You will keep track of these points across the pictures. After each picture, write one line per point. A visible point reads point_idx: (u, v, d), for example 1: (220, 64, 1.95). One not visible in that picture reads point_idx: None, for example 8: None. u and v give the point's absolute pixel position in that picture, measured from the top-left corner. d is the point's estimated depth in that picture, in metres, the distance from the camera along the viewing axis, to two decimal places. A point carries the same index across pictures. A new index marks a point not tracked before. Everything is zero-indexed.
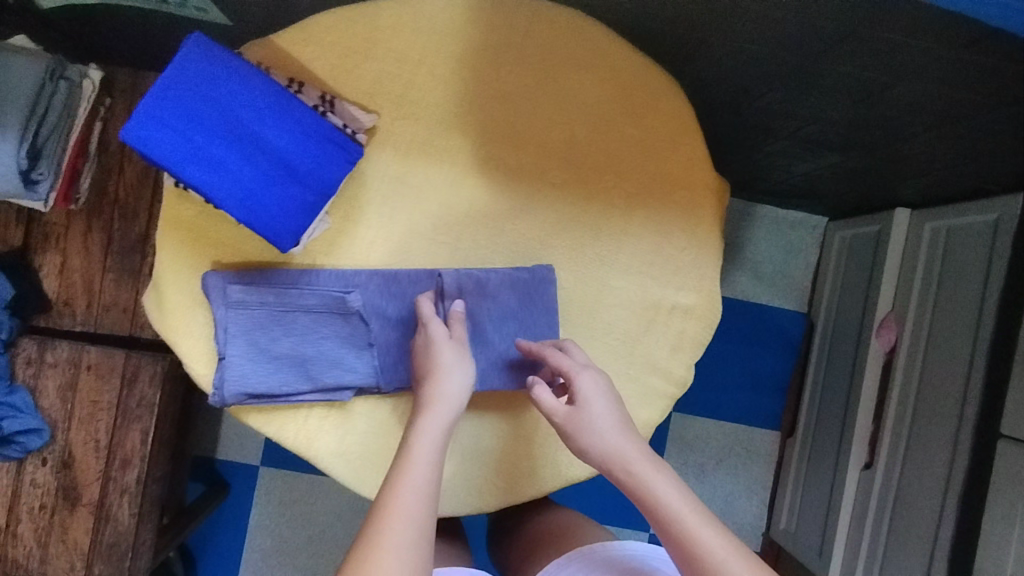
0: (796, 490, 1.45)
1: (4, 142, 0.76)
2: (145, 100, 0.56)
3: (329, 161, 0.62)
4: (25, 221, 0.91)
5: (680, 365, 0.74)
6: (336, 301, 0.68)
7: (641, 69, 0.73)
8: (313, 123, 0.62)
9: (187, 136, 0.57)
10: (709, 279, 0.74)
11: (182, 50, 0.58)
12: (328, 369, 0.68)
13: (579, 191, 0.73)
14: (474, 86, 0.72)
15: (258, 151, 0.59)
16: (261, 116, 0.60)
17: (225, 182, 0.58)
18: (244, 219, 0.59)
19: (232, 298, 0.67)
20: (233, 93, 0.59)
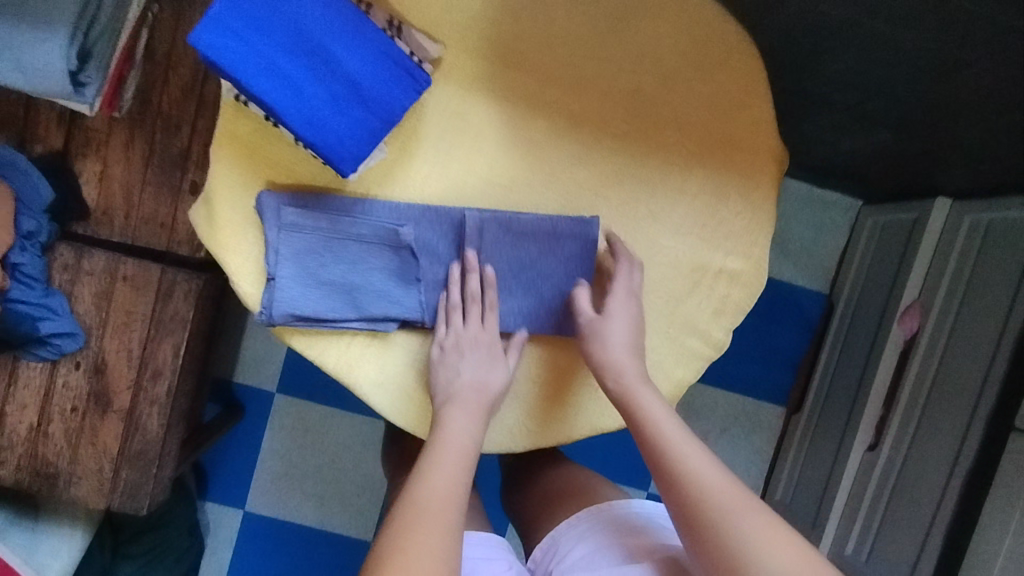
0: (795, 464, 1.49)
1: (53, 39, 0.74)
2: (218, 9, 0.55)
3: (398, 88, 0.60)
4: (67, 124, 0.89)
5: (720, 329, 0.74)
6: (387, 234, 0.68)
7: (719, 22, 0.70)
8: (385, 46, 0.60)
9: (257, 50, 0.56)
10: (759, 246, 0.73)
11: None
12: (375, 300, 0.68)
13: (640, 146, 0.71)
14: (545, 24, 0.69)
15: (328, 71, 0.58)
16: (332, 35, 0.58)
17: (291, 99, 0.57)
18: (307, 138, 0.57)
19: (285, 222, 0.67)
20: (306, 9, 0.58)
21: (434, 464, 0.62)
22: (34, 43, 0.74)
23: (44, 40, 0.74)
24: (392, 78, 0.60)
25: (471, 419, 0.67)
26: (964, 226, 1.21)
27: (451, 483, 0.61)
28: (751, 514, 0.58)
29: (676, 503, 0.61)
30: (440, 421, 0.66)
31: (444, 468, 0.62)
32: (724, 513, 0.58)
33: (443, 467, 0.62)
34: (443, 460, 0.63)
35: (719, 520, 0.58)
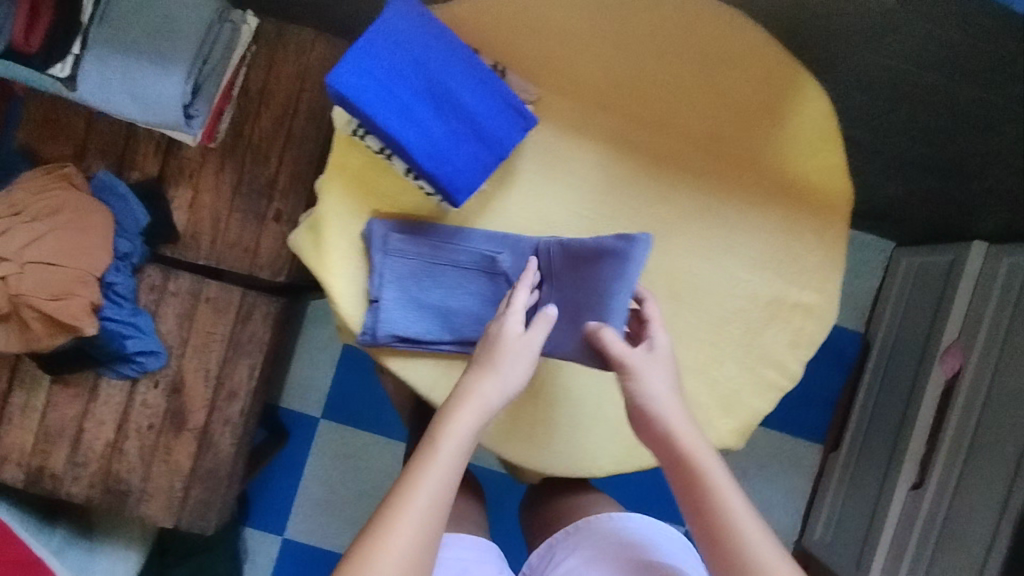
0: (835, 502, 1.49)
1: (173, 76, 0.80)
2: (356, 53, 0.60)
3: (511, 127, 0.65)
4: (163, 153, 0.94)
5: (794, 360, 0.77)
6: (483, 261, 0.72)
7: (796, 72, 0.75)
8: (501, 89, 0.65)
9: (388, 91, 0.61)
10: (832, 281, 0.77)
11: (390, 9, 0.63)
12: (469, 325, 0.72)
13: (721, 185, 0.76)
14: (635, 72, 0.74)
15: (449, 111, 0.63)
16: (454, 77, 0.64)
17: (417, 137, 0.62)
18: (430, 172, 0.63)
19: (392, 248, 0.71)
20: (432, 53, 0.63)
21: (424, 467, 0.58)
22: (154, 80, 0.80)
23: (165, 79, 0.80)
24: (506, 117, 0.65)
25: (477, 422, 0.61)
26: (1002, 269, 1.23)
27: (439, 489, 0.58)
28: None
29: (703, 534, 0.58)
30: (447, 414, 0.61)
31: (438, 475, 0.58)
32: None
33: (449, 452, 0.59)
34: (437, 463, 0.58)
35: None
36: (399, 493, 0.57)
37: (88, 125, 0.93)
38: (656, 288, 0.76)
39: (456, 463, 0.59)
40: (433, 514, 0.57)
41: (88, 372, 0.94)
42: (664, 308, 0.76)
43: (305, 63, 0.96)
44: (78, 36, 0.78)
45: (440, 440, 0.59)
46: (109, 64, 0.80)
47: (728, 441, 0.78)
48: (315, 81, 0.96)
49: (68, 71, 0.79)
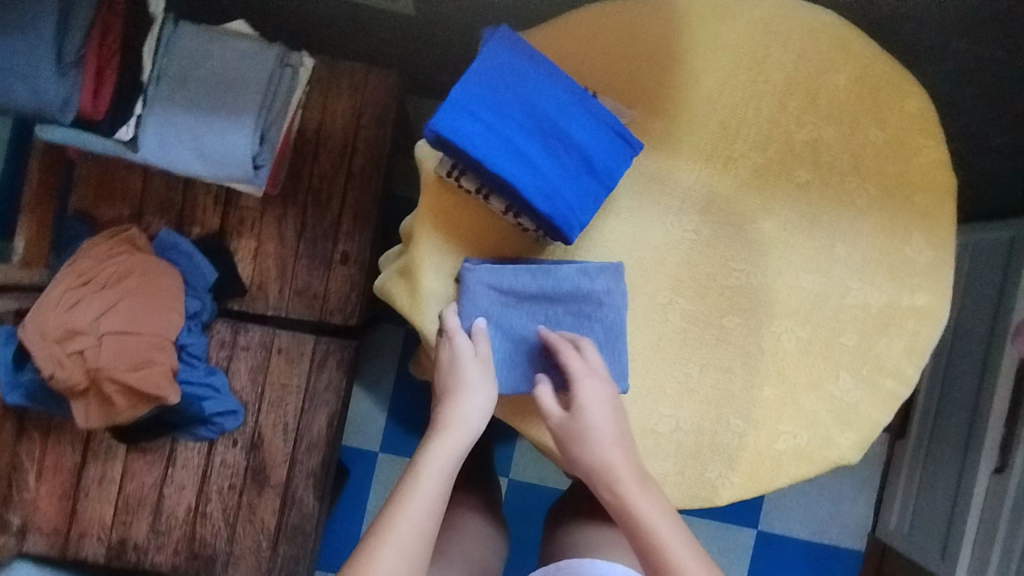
0: (909, 492, 1.47)
1: (243, 129, 0.78)
2: (460, 94, 0.57)
3: (620, 157, 0.62)
4: (223, 204, 0.91)
5: (913, 365, 0.74)
6: (576, 298, 0.68)
7: (889, 68, 0.73)
8: (607, 117, 0.62)
9: (496, 130, 0.59)
10: (945, 281, 0.74)
11: (489, 46, 0.60)
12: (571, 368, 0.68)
13: (823, 192, 0.73)
14: (724, 83, 0.71)
15: (559, 146, 0.60)
16: (560, 110, 0.61)
17: (529, 175, 0.59)
18: (545, 210, 0.60)
19: (483, 289, 0.67)
20: (535, 87, 0.60)
21: (407, 500, 0.55)
22: (221, 134, 0.78)
23: (233, 132, 0.78)
24: (615, 146, 0.62)
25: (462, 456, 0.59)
26: None
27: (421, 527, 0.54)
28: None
29: None
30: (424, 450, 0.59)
31: (419, 506, 0.55)
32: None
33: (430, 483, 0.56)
34: (418, 493, 0.55)
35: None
36: (380, 525, 0.53)
37: (144, 182, 0.90)
38: (765, 305, 0.73)
39: (439, 496, 0.56)
40: (421, 546, 0.53)
41: (165, 437, 0.91)
42: (775, 325, 0.73)
43: (360, 99, 0.93)
44: (139, 95, 0.76)
45: (418, 473, 0.57)
46: (175, 123, 0.77)
47: (852, 457, 0.74)
48: (372, 116, 0.93)
49: (132, 133, 0.76)
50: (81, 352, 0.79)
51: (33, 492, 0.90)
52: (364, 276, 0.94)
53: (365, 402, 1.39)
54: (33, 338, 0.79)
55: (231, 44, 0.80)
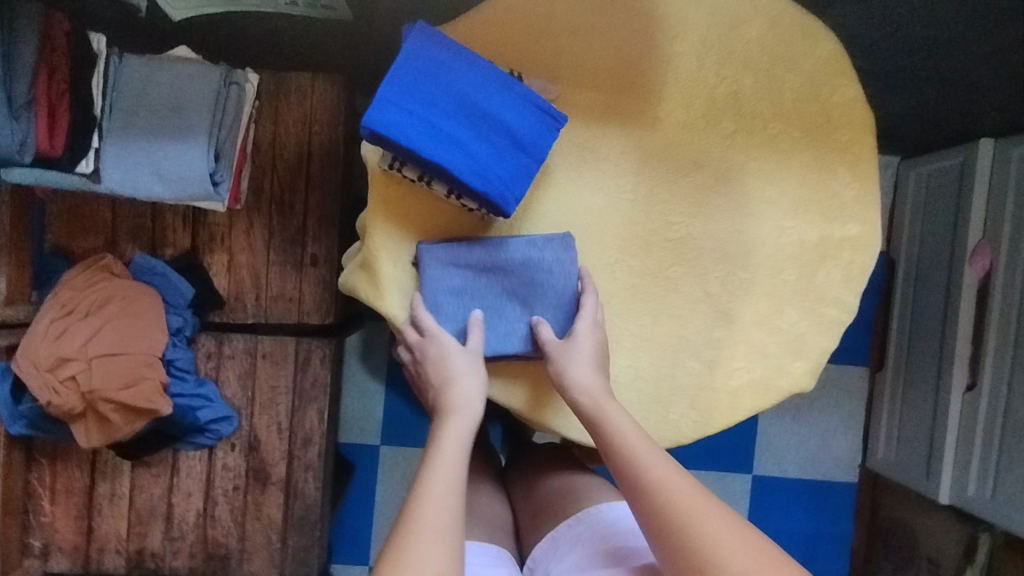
0: (893, 421, 1.52)
1: (197, 151, 0.82)
2: (386, 90, 0.62)
3: (546, 131, 0.66)
4: (192, 223, 0.96)
5: (851, 293, 0.78)
6: (528, 267, 0.73)
7: (799, 15, 0.77)
8: (530, 95, 0.66)
9: (423, 119, 0.63)
10: (872, 211, 0.78)
11: (410, 43, 0.64)
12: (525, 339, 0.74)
13: (748, 139, 0.77)
14: (642, 49, 0.75)
15: (487, 127, 0.65)
16: (484, 94, 0.65)
17: (461, 157, 0.64)
18: (479, 188, 0.64)
19: (439, 271, 0.72)
20: (459, 75, 0.65)
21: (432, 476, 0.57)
22: (177, 157, 0.82)
23: (187, 153, 0.82)
24: (541, 121, 0.66)
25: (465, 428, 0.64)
26: (1013, 161, 1.23)
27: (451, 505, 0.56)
28: (712, 514, 0.55)
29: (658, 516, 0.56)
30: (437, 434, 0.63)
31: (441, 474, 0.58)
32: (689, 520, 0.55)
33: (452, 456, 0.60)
34: (438, 468, 0.58)
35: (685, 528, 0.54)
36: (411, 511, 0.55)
37: (114, 211, 0.94)
38: (708, 251, 0.77)
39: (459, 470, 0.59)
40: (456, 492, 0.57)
41: (166, 449, 0.96)
42: (718, 270, 0.77)
43: (309, 108, 0.98)
44: (95, 129, 0.79)
45: (434, 453, 0.60)
46: (132, 153, 0.81)
47: (806, 383, 0.79)
48: (322, 122, 0.98)
49: (92, 165, 0.80)
50: (74, 378, 0.83)
51: (50, 514, 0.95)
52: (335, 274, 0.98)
53: (358, 399, 1.43)
54: (27, 368, 0.83)
55: (175, 69, 0.83)
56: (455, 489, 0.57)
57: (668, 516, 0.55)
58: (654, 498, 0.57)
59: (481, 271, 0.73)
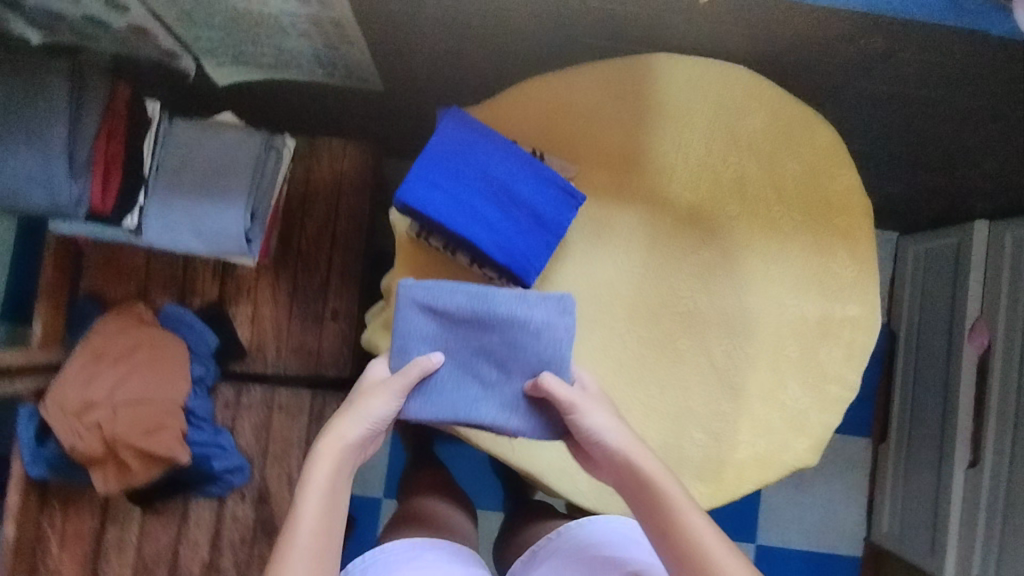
0: (896, 494, 1.52)
1: (235, 211, 0.87)
2: (420, 168, 0.67)
3: (563, 210, 0.71)
4: (220, 275, 1.00)
5: (852, 370, 0.82)
6: (511, 322, 0.68)
7: (801, 109, 0.82)
8: (554, 176, 0.71)
9: (453, 195, 0.68)
10: (871, 292, 0.83)
11: (443, 124, 0.70)
12: (500, 404, 0.68)
13: (754, 221, 0.81)
14: (654, 135, 0.81)
15: (507, 204, 0.70)
16: (508, 172, 0.70)
17: (487, 231, 0.69)
18: (502, 260, 0.69)
19: (415, 314, 0.69)
20: (487, 155, 0.70)
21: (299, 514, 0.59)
22: (214, 216, 0.87)
23: (224, 212, 0.87)
24: (560, 201, 0.71)
25: (345, 465, 0.62)
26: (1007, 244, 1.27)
27: (314, 563, 0.57)
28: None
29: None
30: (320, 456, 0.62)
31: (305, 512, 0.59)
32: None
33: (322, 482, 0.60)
34: (304, 508, 0.59)
35: None
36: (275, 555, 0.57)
37: (148, 260, 0.98)
38: (715, 325, 0.81)
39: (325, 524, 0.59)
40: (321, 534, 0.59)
41: (178, 496, 0.97)
42: (724, 343, 0.81)
43: (339, 170, 1.04)
44: (142, 187, 0.85)
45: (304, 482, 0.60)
46: (174, 210, 0.87)
47: (809, 458, 0.82)
48: (351, 184, 1.03)
49: (136, 221, 0.85)
50: (98, 425, 0.86)
51: (56, 560, 0.95)
52: (353, 330, 1.02)
53: None
54: (55, 414, 0.86)
55: (220, 135, 0.90)
56: (322, 538, 0.58)
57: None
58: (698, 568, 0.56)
59: (461, 319, 0.69)
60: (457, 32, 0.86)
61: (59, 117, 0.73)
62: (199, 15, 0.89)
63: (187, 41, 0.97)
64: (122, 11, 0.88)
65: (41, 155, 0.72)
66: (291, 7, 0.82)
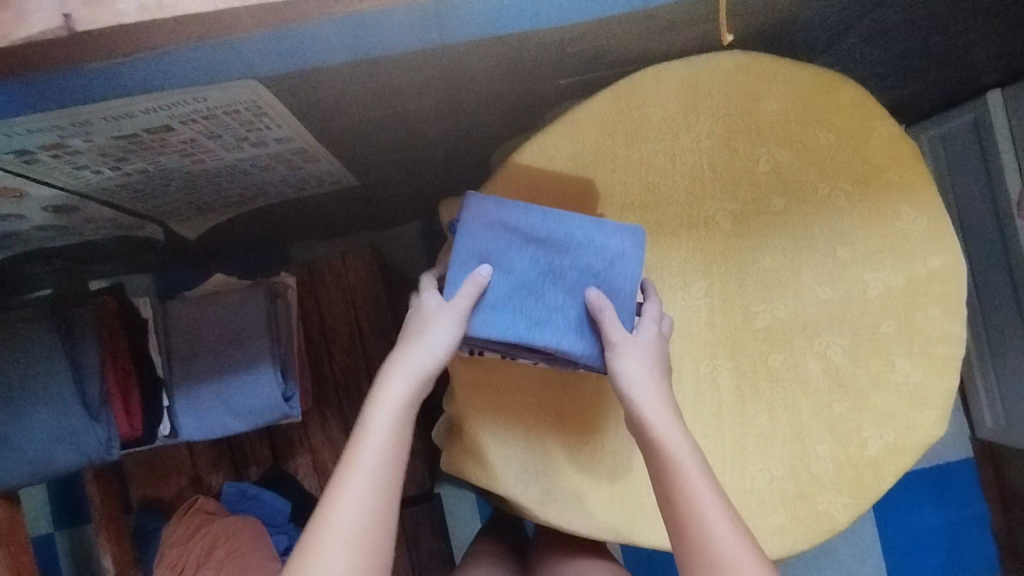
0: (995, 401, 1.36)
1: (263, 377, 0.81)
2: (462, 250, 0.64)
3: (622, 247, 0.65)
4: (268, 438, 0.96)
5: (956, 324, 0.75)
6: (593, 262, 0.65)
7: (813, 73, 0.75)
8: (595, 219, 0.66)
9: (500, 277, 0.64)
10: (948, 236, 0.75)
11: (470, 213, 0.64)
12: (558, 332, 0.63)
13: (803, 208, 0.75)
14: (671, 160, 0.74)
15: (565, 264, 0.65)
16: (553, 231, 0.65)
17: (540, 311, 0.64)
18: (559, 336, 0.63)
19: (482, 239, 0.64)
20: (526, 220, 0.64)
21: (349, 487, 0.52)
22: (245, 390, 0.81)
23: (255, 383, 0.81)
24: (614, 238, 0.65)
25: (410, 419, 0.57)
26: None
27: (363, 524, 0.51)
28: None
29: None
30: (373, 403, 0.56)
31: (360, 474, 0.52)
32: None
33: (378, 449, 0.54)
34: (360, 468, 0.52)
35: None
36: (320, 519, 0.51)
37: (191, 450, 0.95)
38: (799, 331, 0.75)
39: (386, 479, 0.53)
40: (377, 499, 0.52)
41: None
42: (816, 344, 0.75)
43: (347, 285, 0.97)
44: (163, 390, 0.80)
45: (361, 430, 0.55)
46: (200, 400, 0.80)
47: (942, 430, 0.75)
48: (365, 295, 0.97)
49: (169, 426, 0.81)
50: None
51: None
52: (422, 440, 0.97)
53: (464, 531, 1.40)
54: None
55: (218, 303, 0.83)
56: (378, 516, 0.52)
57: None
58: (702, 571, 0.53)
59: (535, 246, 0.65)
60: (428, 121, 0.80)
61: (63, 366, 0.68)
62: (154, 189, 0.82)
63: (149, 212, 0.90)
64: (74, 210, 0.81)
65: (54, 412, 0.68)
66: (246, 151, 0.76)
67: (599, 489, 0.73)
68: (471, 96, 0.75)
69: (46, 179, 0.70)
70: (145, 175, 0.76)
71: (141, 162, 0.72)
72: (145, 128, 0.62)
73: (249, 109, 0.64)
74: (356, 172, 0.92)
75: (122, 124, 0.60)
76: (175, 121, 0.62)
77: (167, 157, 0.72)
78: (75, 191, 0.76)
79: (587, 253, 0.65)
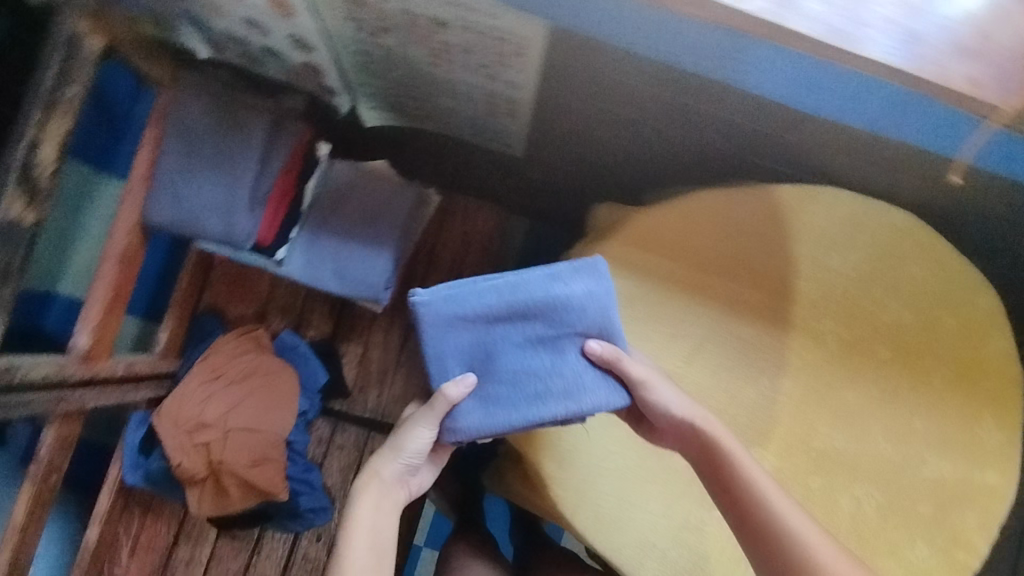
0: None
1: (381, 259, 0.89)
2: (438, 360, 0.66)
3: (584, 296, 0.67)
4: (337, 313, 1.02)
5: (982, 539, 0.78)
6: (556, 315, 0.66)
7: (963, 267, 0.82)
8: (547, 270, 0.66)
9: (484, 371, 0.66)
10: (1012, 461, 0.79)
11: (427, 327, 0.65)
12: (564, 395, 0.66)
13: (902, 370, 0.81)
14: (813, 269, 0.81)
15: (541, 329, 0.66)
16: (516, 303, 0.65)
17: (538, 387, 0.66)
18: (567, 400, 0.65)
19: (450, 342, 0.65)
20: (488, 308, 0.65)
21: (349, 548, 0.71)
22: (360, 261, 0.88)
23: (370, 262, 0.88)
24: (575, 281, 0.66)
25: (384, 497, 0.74)
26: None
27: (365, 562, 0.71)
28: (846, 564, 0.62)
29: (758, 543, 0.63)
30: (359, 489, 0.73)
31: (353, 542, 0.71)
32: (810, 557, 0.61)
33: (360, 527, 0.71)
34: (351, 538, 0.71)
35: (805, 567, 0.61)
36: None
37: (270, 287, 1.01)
38: (846, 468, 0.79)
39: (374, 536, 0.72)
40: (375, 547, 0.72)
41: (246, 523, 0.92)
42: (855, 488, 0.79)
43: (472, 227, 1.13)
44: (297, 224, 0.88)
45: (350, 507, 0.73)
46: (320, 249, 0.88)
47: None
48: (480, 243, 1.13)
49: (283, 255, 0.87)
50: (206, 445, 0.86)
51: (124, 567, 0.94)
52: None
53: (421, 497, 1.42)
54: (166, 425, 0.86)
55: (377, 182, 0.91)
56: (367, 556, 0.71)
57: (767, 539, 0.63)
58: (767, 535, 0.63)
59: (512, 326, 0.66)
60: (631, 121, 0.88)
61: (260, 156, 0.76)
62: (377, 67, 0.92)
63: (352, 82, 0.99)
64: (308, 51, 0.92)
65: (227, 190, 0.75)
66: (474, 78, 0.86)
67: (613, 498, 0.77)
68: (682, 115, 0.83)
69: (318, 10, 0.80)
70: (388, 49, 0.86)
71: (394, 40, 0.83)
72: (431, 17, 0.73)
73: (516, 44, 0.74)
74: (534, 145, 1.01)
75: (422, 2, 0.70)
76: (457, 25, 0.73)
77: (415, 47, 0.83)
78: (326, 33, 0.85)
79: (570, 310, 0.66)
